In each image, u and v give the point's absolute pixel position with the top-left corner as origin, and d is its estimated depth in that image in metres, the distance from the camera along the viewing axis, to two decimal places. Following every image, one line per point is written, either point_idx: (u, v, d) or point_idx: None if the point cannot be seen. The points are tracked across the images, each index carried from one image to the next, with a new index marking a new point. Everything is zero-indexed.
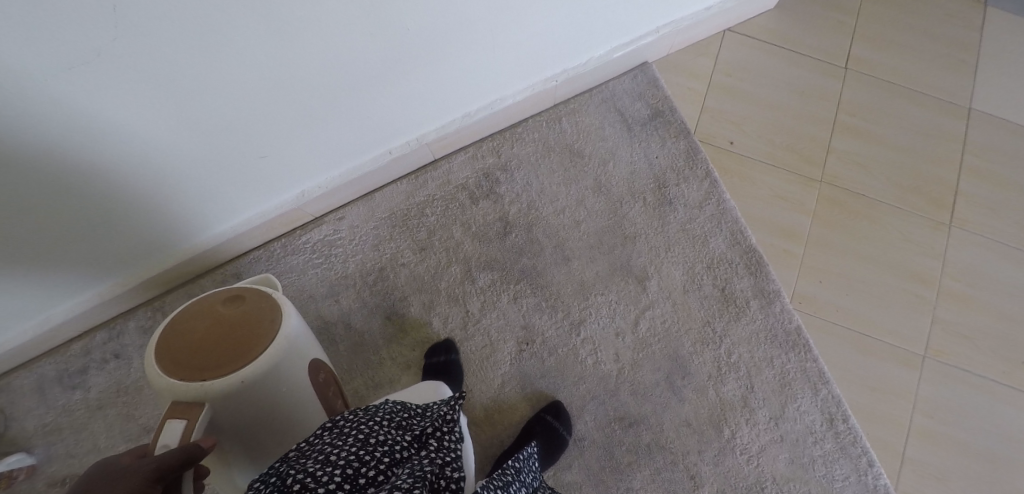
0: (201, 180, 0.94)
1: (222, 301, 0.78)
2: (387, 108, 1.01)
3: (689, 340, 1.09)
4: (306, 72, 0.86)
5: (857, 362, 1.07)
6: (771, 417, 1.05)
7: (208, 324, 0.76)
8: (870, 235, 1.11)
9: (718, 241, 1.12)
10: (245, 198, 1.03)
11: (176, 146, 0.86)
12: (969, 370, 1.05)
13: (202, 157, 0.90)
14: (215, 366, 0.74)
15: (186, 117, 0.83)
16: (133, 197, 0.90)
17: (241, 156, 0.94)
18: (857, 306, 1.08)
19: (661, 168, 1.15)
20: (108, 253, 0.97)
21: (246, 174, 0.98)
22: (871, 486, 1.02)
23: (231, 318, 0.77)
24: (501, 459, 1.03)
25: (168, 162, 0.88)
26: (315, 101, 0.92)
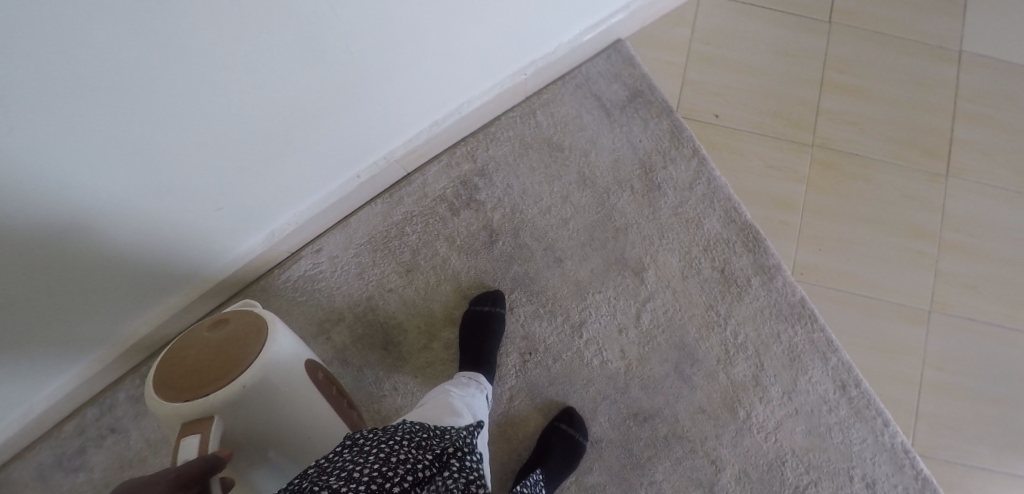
0: (158, 243, 0.87)
1: (210, 326, 0.77)
2: (346, 134, 0.95)
3: (694, 326, 1.06)
4: (249, 116, 0.79)
5: (864, 326, 1.06)
6: (784, 392, 1.04)
7: (194, 347, 0.75)
8: (867, 195, 1.10)
9: (712, 221, 1.09)
10: (209, 250, 0.96)
11: (124, 214, 0.80)
12: (975, 319, 1.06)
13: (154, 220, 0.84)
14: (200, 384, 0.72)
15: (126, 185, 0.76)
16: (88, 277, 0.84)
17: (196, 212, 0.87)
18: (858, 269, 1.08)
19: (646, 152, 1.10)
20: (79, 325, 0.90)
21: (204, 228, 0.91)
22: (889, 446, 1.02)
23: (217, 341, 0.75)
24: (521, 474, 1.02)
25: (118, 232, 0.81)
26: (266, 141, 0.85)
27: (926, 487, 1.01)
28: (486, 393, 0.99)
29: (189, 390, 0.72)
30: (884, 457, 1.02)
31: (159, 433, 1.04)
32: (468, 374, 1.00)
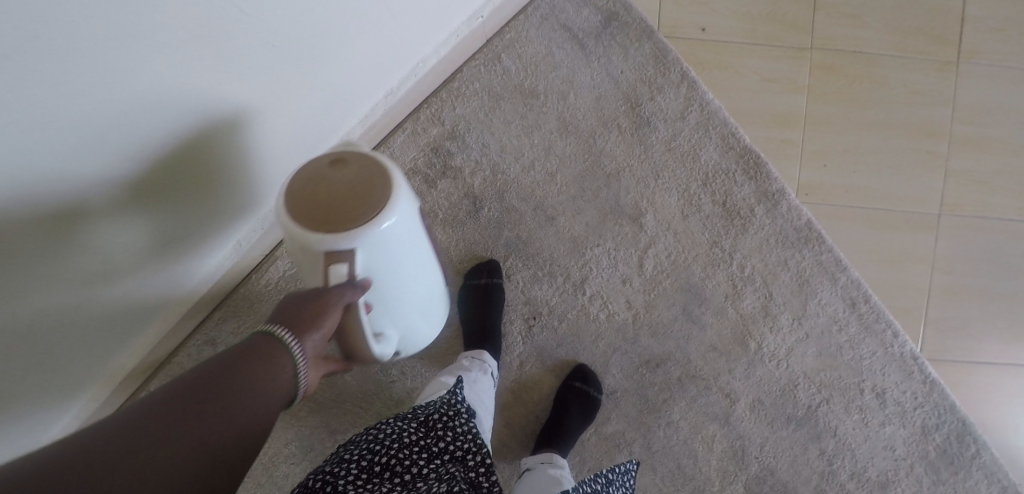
0: (144, 270, 0.77)
1: (328, 162, 0.57)
2: (307, 136, 0.84)
3: (699, 266, 1.02)
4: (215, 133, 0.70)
5: (872, 239, 1.02)
6: (794, 318, 1.02)
7: (312, 187, 0.56)
8: (872, 96, 1.01)
9: (710, 151, 1.00)
10: (174, 280, 0.85)
11: (116, 235, 0.69)
12: (985, 217, 1.01)
13: (131, 250, 0.73)
14: (323, 231, 0.56)
15: (88, 216, 0.64)
16: (61, 328, 0.72)
17: (165, 236, 0.76)
18: (866, 180, 1.01)
19: (629, 84, 1.00)
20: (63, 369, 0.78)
21: (166, 261, 0.80)
22: (898, 355, 1.02)
23: (338, 182, 0.56)
24: (539, 436, 1.01)
25: (89, 271, 0.70)
26: (244, 141, 0.74)
27: (934, 390, 1.02)
28: (492, 370, 0.96)
29: (308, 236, 0.56)
30: (894, 366, 1.03)
31: None
32: (472, 353, 0.97)
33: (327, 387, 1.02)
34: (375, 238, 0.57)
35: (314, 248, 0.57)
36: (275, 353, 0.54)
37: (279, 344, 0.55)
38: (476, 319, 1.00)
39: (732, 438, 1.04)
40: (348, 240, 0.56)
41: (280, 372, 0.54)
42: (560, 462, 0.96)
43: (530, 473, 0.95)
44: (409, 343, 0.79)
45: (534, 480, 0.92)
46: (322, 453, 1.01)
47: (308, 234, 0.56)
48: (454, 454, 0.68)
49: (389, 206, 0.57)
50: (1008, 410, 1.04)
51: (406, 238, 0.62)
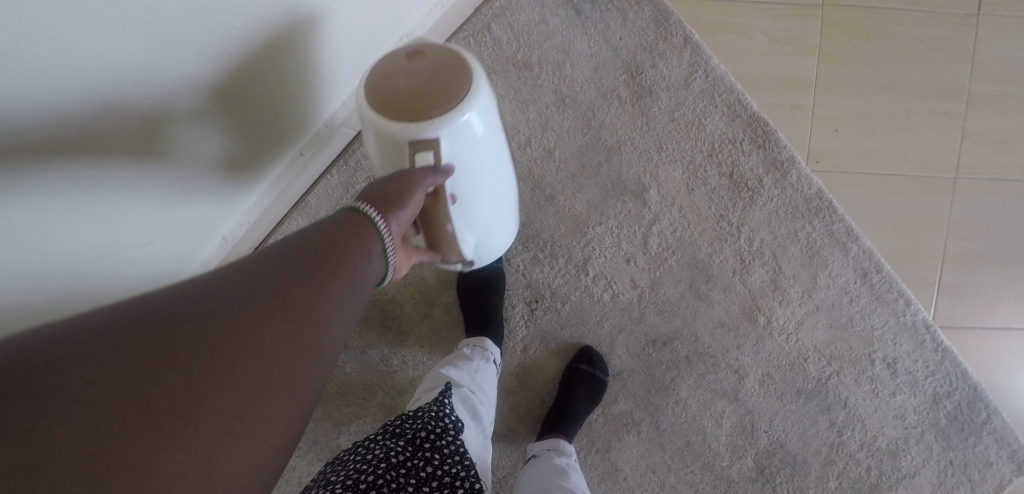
0: (191, 202, 0.78)
1: (407, 55, 0.57)
2: (285, 125, 0.81)
3: (706, 241, 0.98)
4: (181, 128, 0.68)
5: (886, 207, 0.98)
6: (804, 291, 0.99)
7: (391, 80, 0.57)
8: (887, 54, 0.95)
9: (715, 120, 0.95)
10: (199, 235, 0.84)
11: (195, 146, 0.71)
12: (1004, 179, 0.97)
13: (189, 178, 0.74)
14: (403, 120, 0.56)
15: (129, 151, 0.65)
16: (100, 261, 0.72)
17: (194, 182, 0.75)
18: (879, 145, 0.97)
19: (629, 51, 0.94)
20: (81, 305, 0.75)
21: (157, 250, 0.79)
22: (910, 324, 1.00)
23: (418, 73, 0.57)
24: (545, 421, 0.99)
25: (145, 196, 0.70)
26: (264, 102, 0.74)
27: (946, 358, 1.00)
28: (495, 360, 0.92)
29: (388, 126, 0.57)
30: (906, 336, 1.00)
31: None
32: (474, 340, 0.93)
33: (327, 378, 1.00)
34: (455, 128, 0.57)
35: (394, 138, 0.57)
36: (365, 230, 0.53)
37: (366, 220, 0.54)
38: (477, 307, 0.97)
39: (741, 413, 1.02)
40: (428, 131, 0.56)
41: (371, 260, 0.52)
42: (566, 448, 0.94)
43: (536, 459, 0.93)
44: (485, 253, 0.79)
45: (541, 467, 0.90)
46: (326, 445, 1.00)
47: (390, 123, 0.56)
48: (442, 480, 0.65)
49: (467, 96, 0.57)
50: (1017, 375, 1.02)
51: (486, 128, 0.61)
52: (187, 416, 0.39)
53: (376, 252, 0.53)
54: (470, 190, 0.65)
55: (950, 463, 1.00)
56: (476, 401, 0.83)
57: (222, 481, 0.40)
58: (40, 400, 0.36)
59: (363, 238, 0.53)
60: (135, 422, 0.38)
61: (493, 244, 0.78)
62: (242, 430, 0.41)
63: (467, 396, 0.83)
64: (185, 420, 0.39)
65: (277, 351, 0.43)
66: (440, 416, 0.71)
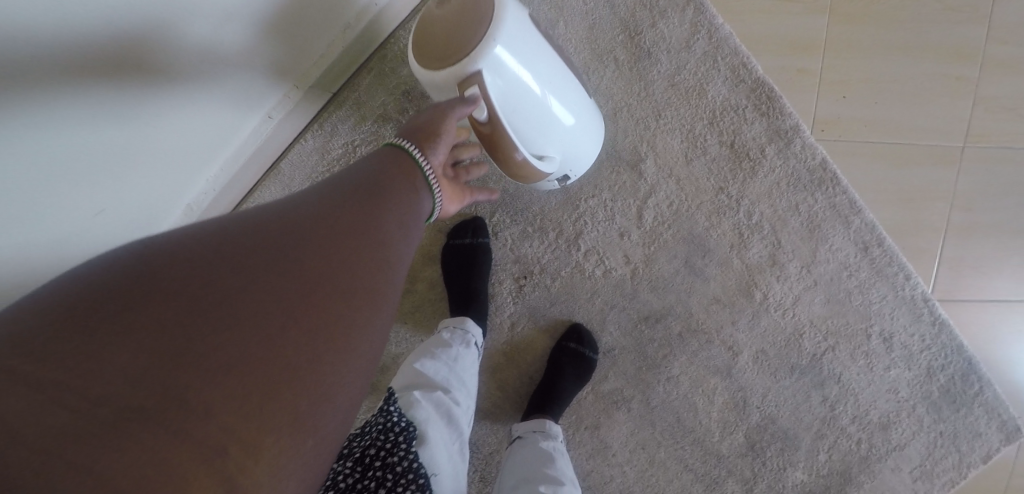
0: (196, 147, 0.74)
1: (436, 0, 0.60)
2: (236, 97, 0.73)
3: (703, 215, 0.93)
4: (127, 105, 0.63)
5: (891, 177, 0.94)
6: (803, 266, 0.95)
7: (425, 29, 0.61)
8: (900, 13, 0.89)
9: (718, 85, 0.88)
10: (182, 193, 0.79)
11: (212, 84, 0.69)
12: (1014, 148, 0.93)
13: (198, 116, 0.70)
14: (443, 66, 0.60)
15: (100, 104, 0.60)
16: (62, 218, 0.66)
17: (204, 124, 0.72)
18: (888, 111, 0.91)
19: (628, 10, 0.86)
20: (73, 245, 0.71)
21: (126, 221, 0.74)
22: (909, 298, 0.97)
23: (444, 15, 0.60)
24: (532, 400, 0.96)
25: (153, 129, 0.67)
26: (270, 47, 0.71)
27: (942, 332, 0.98)
28: (475, 344, 0.88)
29: (432, 74, 0.61)
30: (904, 310, 0.98)
31: None
32: (454, 320, 0.90)
33: None
34: (489, 59, 0.59)
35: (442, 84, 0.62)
36: (404, 161, 0.61)
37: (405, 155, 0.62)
38: (463, 283, 0.92)
39: (733, 390, 1.00)
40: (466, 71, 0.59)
41: (418, 194, 0.60)
42: (552, 429, 0.92)
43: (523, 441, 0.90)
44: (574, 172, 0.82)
45: (526, 451, 0.87)
46: None
47: (433, 73, 0.61)
48: None
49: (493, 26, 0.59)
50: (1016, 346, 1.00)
51: (524, 55, 0.63)
52: (294, 315, 0.44)
53: (422, 186, 0.61)
54: (535, 110, 0.67)
55: (940, 434, 0.99)
56: (452, 401, 0.79)
57: (327, 379, 0.45)
58: (163, 298, 0.41)
59: (408, 176, 0.61)
60: (243, 314, 0.43)
61: (579, 163, 0.80)
62: (340, 335, 0.46)
63: (442, 398, 0.78)
64: (290, 320, 0.44)
65: (359, 262, 0.49)
66: (390, 427, 0.72)
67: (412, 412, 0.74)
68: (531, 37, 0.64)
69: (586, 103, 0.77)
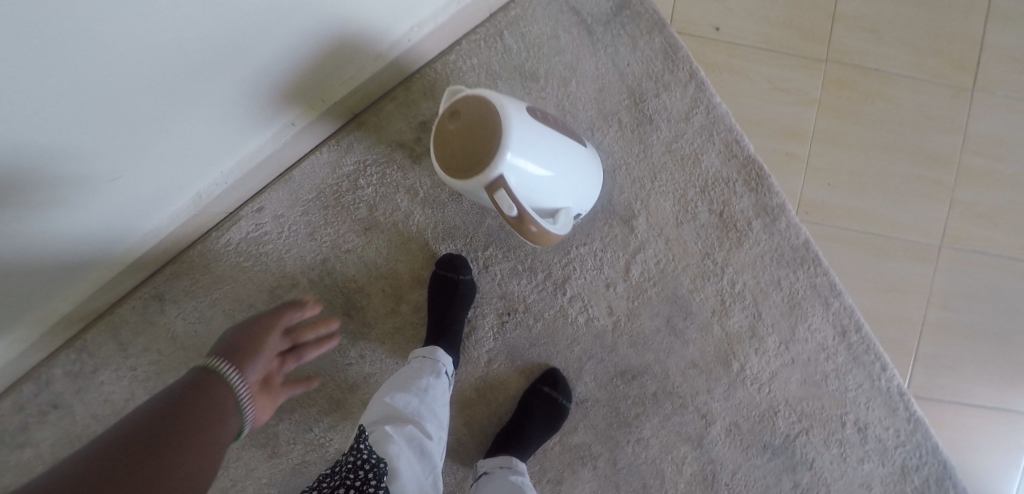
0: (205, 155, 0.82)
1: (448, 115, 0.71)
2: (264, 99, 0.80)
3: (688, 277, 0.96)
4: (170, 92, 0.69)
5: (870, 267, 0.98)
6: (781, 342, 0.97)
7: (442, 141, 0.71)
8: (883, 116, 0.96)
9: (711, 157, 0.95)
10: (194, 180, 0.85)
11: (224, 110, 0.77)
12: (987, 252, 0.98)
13: (227, 113, 0.77)
14: (463, 173, 0.70)
15: (142, 97, 0.67)
16: (81, 177, 0.72)
17: (212, 139, 0.80)
18: (869, 204, 0.97)
19: (635, 78, 0.94)
20: (85, 222, 0.79)
21: (133, 205, 0.82)
22: (884, 390, 0.98)
23: (457, 127, 0.70)
24: (498, 439, 0.96)
25: (186, 116, 0.73)
26: (286, 78, 0.79)
27: (917, 429, 0.98)
28: (446, 374, 0.90)
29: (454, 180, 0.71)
30: (879, 401, 0.98)
31: (105, 409, 1.01)
32: (425, 350, 0.91)
33: None
34: (500, 162, 0.69)
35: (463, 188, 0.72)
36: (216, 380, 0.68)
37: (220, 377, 0.69)
38: (440, 315, 0.93)
39: (703, 461, 0.99)
40: (482, 175, 0.69)
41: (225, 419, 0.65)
42: (519, 465, 0.93)
43: (489, 476, 0.91)
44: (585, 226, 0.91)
45: (493, 490, 0.89)
46: (263, 429, 1.01)
47: (464, 186, 0.71)
48: None
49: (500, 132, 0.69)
50: (1012, 460, 0.99)
51: (532, 161, 0.73)
52: None
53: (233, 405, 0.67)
54: (546, 193, 0.77)
55: None
56: (423, 434, 0.81)
57: None
58: None
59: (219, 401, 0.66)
60: None
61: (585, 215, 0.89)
62: None
63: (415, 432, 0.80)
64: None
65: None
66: (362, 463, 0.72)
67: (387, 448, 0.76)
68: (535, 141, 0.73)
69: (589, 165, 0.85)
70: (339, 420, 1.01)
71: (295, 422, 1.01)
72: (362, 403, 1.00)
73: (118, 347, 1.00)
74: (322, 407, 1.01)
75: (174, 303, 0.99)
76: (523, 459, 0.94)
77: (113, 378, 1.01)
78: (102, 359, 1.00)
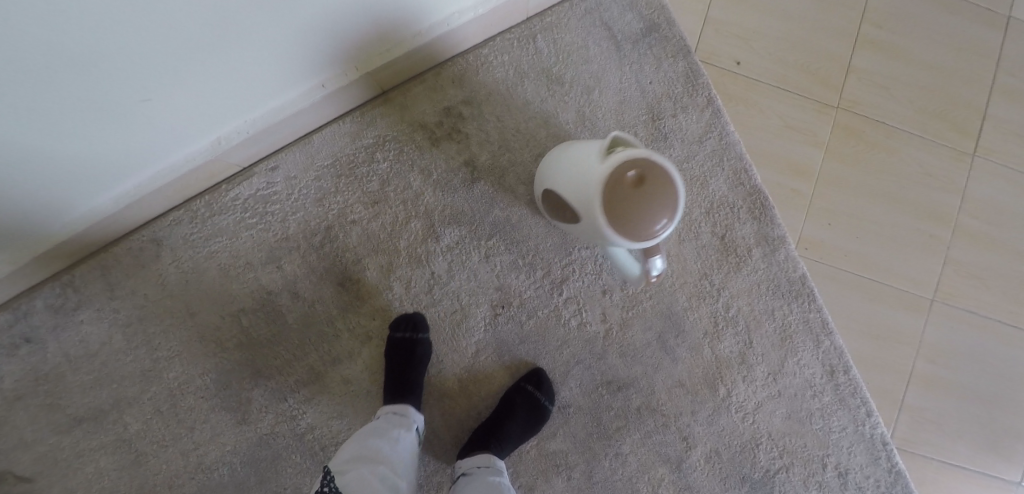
0: (236, 103, 0.83)
1: (630, 179, 0.67)
2: (304, 60, 0.82)
3: (684, 295, 0.97)
4: (214, 21, 0.69)
5: (863, 310, 0.99)
6: (769, 373, 0.97)
7: (622, 203, 0.67)
8: (886, 169, 1.00)
9: (719, 182, 0.97)
10: (220, 118, 0.85)
11: (266, 64, 0.79)
12: (978, 313, 1.00)
13: (267, 56, 0.78)
14: (627, 238, 0.69)
15: (195, 37, 0.69)
16: (112, 92, 0.71)
17: (247, 89, 0.82)
18: (867, 249, 1.00)
19: (655, 97, 0.98)
20: (107, 148, 0.80)
21: (156, 140, 0.83)
22: (868, 436, 0.97)
23: (640, 194, 0.68)
24: (475, 434, 0.94)
25: (227, 49, 0.73)
26: (331, 43, 0.82)
27: (898, 481, 0.97)
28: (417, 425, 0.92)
29: (615, 243, 0.70)
30: (862, 447, 0.97)
31: (78, 350, 0.99)
32: (393, 408, 0.92)
33: (266, 323, 0.99)
34: (666, 232, 0.70)
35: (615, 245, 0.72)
36: None
37: None
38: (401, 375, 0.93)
39: (680, 487, 0.97)
40: (646, 243, 0.70)
41: None
42: (500, 464, 0.92)
43: (469, 477, 0.89)
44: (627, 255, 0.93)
45: (471, 491, 0.87)
46: (236, 393, 0.99)
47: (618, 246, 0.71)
48: None
49: (674, 206, 0.68)
50: None
51: None
52: None
53: None
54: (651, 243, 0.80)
55: None
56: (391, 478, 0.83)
57: None
58: None
59: None
60: None
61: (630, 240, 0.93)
62: None
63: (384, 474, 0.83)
64: None
65: None
66: None
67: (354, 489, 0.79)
68: None
69: None
70: (316, 393, 0.99)
71: (271, 390, 0.99)
72: (342, 379, 0.99)
73: (106, 288, 0.99)
74: (301, 377, 0.99)
75: (171, 250, 0.99)
76: (500, 457, 0.92)
77: (95, 319, 0.99)
78: (86, 297, 0.99)
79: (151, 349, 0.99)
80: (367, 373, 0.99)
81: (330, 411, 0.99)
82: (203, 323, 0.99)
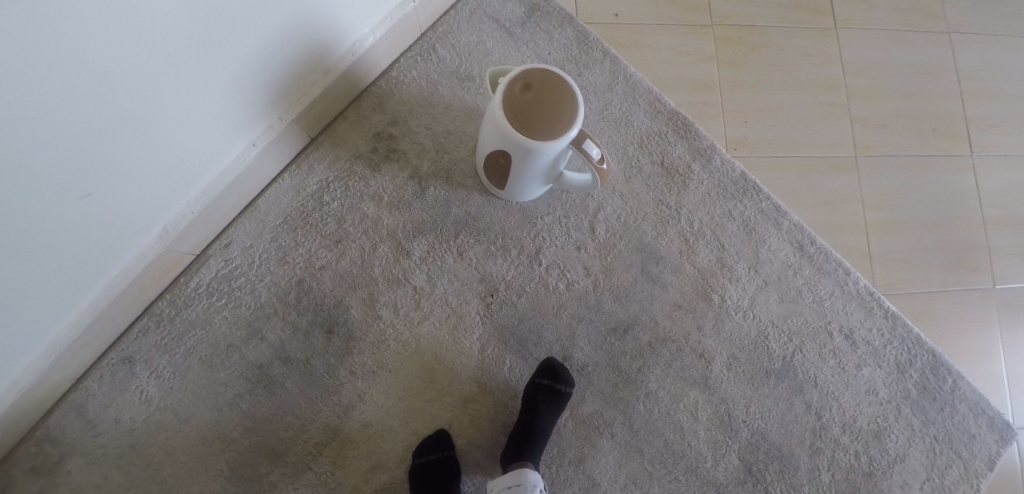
0: (176, 180, 0.83)
1: (519, 87, 0.75)
2: (231, 121, 0.84)
3: (650, 225, 1.02)
4: (133, 88, 0.69)
5: (804, 186, 1.08)
6: (750, 267, 1.03)
7: (522, 109, 0.75)
8: (771, 62, 1.12)
9: (640, 117, 1.05)
10: (161, 202, 0.84)
11: (198, 132, 0.80)
12: (896, 154, 1.11)
13: (193, 121, 0.78)
14: (546, 133, 0.75)
15: (130, 116, 0.71)
16: (51, 193, 0.69)
17: (185, 162, 0.82)
18: (785, 132, 1.09)
19: (558, 64, 1.05)
20: (60, 265, 0.77)
21: (103, 243, 0.80)
22: (857, 293, 1.04)
23: (533, 95, 0.75)
24: (511, 442, 0.93)
25: (154, 116, 0.73)
26: (252, 96, 0.84)
27: (897, 323, 1.04)
28: None
29: (537, 141, 0.76)
30: (855, 304, 1.03)
31: None
32: None
33: (266, 399, 0.94)
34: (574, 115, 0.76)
35: (539, 150, 0.77)
36: None
37: None
38: None
39: (716, 402, 0.99)
40: (565, 131, 0.75)
41: None
42: (530, 480, 0.88)
43: None
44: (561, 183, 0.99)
45: None
46: (258, 481, 0.92)
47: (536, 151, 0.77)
48: None
49: (570, 99, 0.76)
50: (975, 333, 1.07)
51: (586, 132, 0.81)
52: None
53: None
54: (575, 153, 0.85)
55: (935, 439, 1.01)
56: None
57: None
58: None
59: None
60: None
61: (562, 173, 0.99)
62: None
63: None
64: None
65: None
66: None
67: None
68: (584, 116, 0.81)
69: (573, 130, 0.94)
70: (340, 450, 0.94)
71: (291, 466, 0.93)
72: (361, 425, 0.95)
73: (87, 427, 0.92)
74: (320, 440, 0.94)
75: (145, 363, 0.94)
76: (535, 463, 0.91)
77: (84, 464, 0.91)
78: (68, 444, 0.91)
79: (152, 473, 0.92)
80: (382, 410, 0.95)
81: (361, 464, 0.94)
82: (200, 424, 0.93)
